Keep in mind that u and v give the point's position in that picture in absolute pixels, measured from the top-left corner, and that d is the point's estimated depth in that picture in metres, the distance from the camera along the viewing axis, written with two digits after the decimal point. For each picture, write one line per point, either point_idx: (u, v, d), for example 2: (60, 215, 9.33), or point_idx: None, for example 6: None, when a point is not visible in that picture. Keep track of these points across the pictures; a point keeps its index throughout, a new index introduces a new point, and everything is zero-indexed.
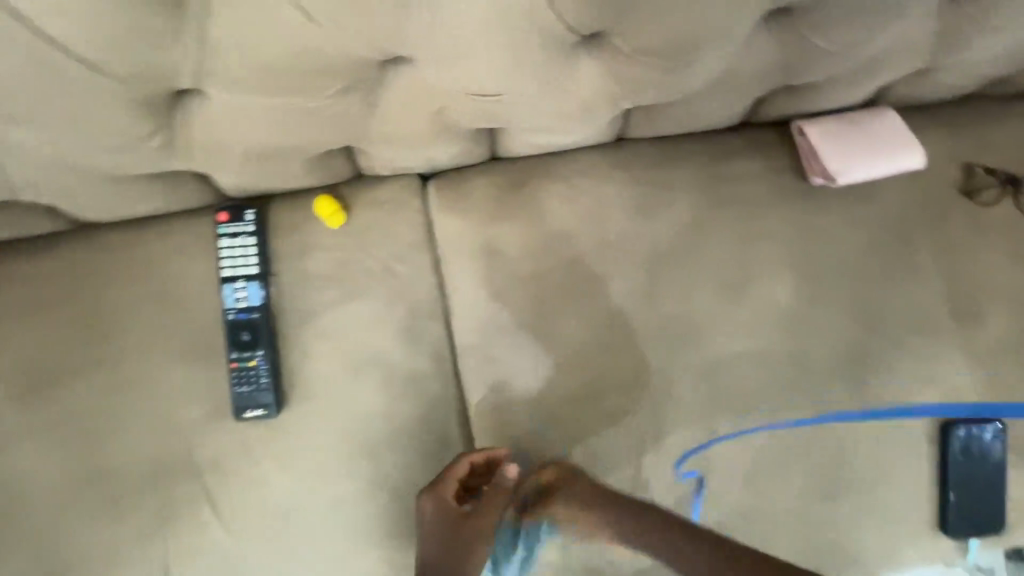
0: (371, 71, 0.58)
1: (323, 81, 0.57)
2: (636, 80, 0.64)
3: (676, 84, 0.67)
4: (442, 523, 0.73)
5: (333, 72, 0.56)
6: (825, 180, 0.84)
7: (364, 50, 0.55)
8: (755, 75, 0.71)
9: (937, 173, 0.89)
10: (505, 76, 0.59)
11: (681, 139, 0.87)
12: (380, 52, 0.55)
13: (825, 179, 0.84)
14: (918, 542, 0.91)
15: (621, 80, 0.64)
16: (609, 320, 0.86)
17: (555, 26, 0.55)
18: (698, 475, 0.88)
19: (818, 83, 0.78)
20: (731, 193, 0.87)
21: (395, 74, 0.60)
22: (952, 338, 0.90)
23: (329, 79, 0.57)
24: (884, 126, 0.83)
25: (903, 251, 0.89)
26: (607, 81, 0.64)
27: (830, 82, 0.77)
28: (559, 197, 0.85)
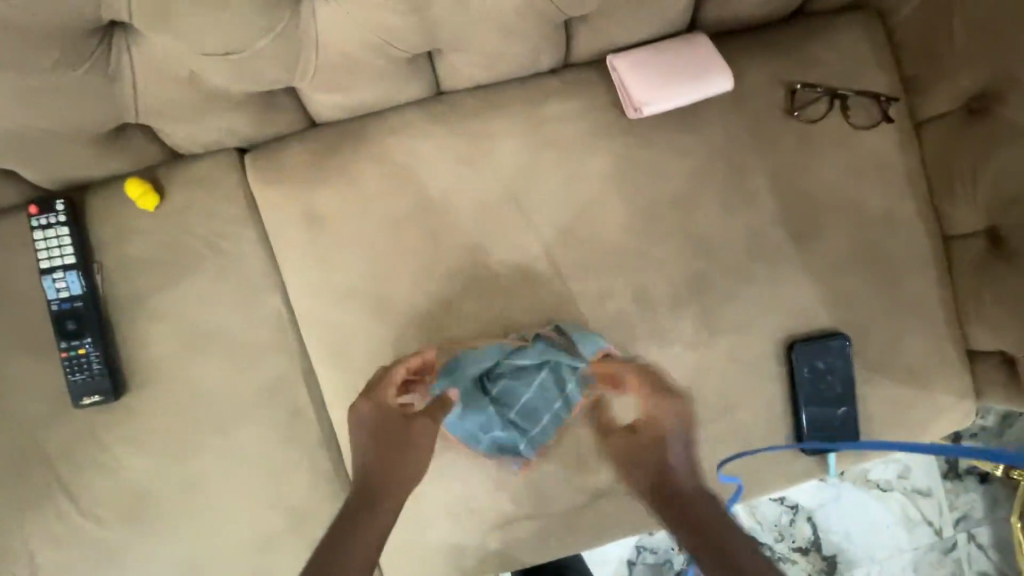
0: (93, 39, 0.60)
1: (43, 52, 0.59)
2: (380, 23, 0.65)
3: (431, 23, 0.68)
4: (376, 426, 0.72)
5: (50, 42, 0.58)
6: (636, 112, 0.84)
7: (70, 17, 0.57)
8: (521, 9, 0.71)
9: (759, 95, 0.88)
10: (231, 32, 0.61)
11: (500, 85, 0.87)
12: (91, 17, 0.58)
13: (637, 112, 0.84)
14: (780, 463, 0.92)
15: (364, 24, 0.65)
16: (446, 274, 0.87)
17: None
18: (739, 483, 0.91)
19: (606, 13, 0.77)
20: (555, 136, 0.87)
21: (127, 42, 0.63)
22: (794, 258, 0.90)
23: (48, 50, 0.59)
24: (690, 51, 0.82)
25: (732, 177, 0.89)
26: (350, 26, 0.65)
27: (616, 11, 0.77)
28: (378, 158, 0.85)
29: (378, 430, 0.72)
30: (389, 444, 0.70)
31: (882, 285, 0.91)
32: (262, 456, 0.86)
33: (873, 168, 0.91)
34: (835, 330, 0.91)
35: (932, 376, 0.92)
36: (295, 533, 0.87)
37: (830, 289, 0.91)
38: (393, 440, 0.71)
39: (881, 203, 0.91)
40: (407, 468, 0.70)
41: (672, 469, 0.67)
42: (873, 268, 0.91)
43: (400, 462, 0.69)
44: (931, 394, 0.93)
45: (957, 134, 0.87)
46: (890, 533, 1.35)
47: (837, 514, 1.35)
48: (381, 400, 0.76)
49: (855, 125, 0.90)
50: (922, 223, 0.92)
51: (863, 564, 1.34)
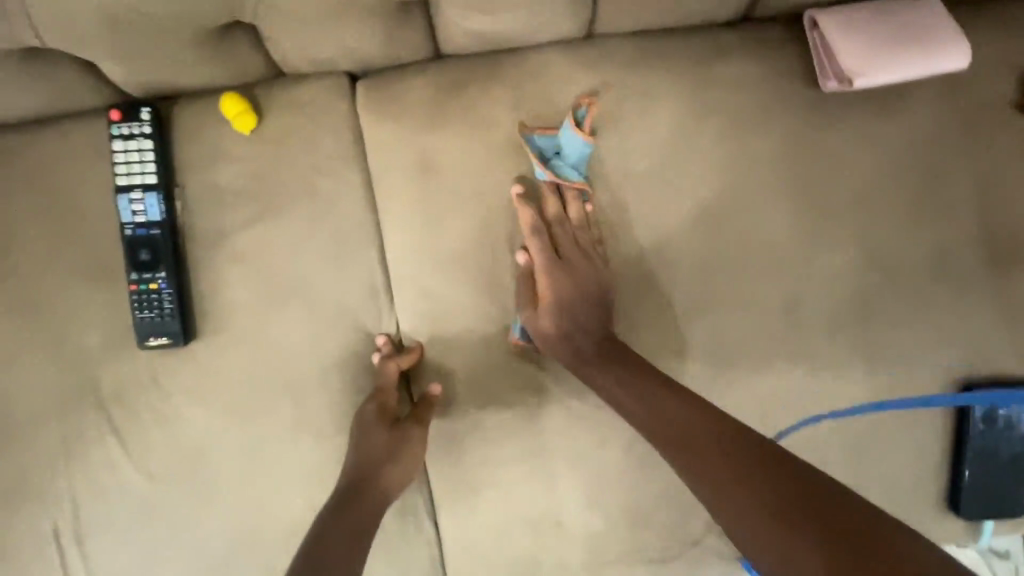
0: None
1: None
2: None
3: None
4: (369, 435, 0.72)
5: None
6: (838, 83, 0.68)
7: None
8: None
9: (979, 81, 0.72)
10: None
11: (663, 33, 0.72)
12: None
13: (839, 83, 0.68)
14: (921, 522, 0.78)
15: None
16: (567, 250, 0.74)
17: None
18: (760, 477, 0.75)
19: None
20: (721, 102, 0.72)
21: None
22: (985, 286, 0.75)
23: None
24: (924, 17, 0.66)
25: (927, 178, 0.73)
26: None
27: None
28: (508, 103, 0.72)
29: (369, 440, 0.71)
30: (378, 457, 0.70)
31: None
32: (333, 430, 0.76)
33: None
34: (1022, 378, 0.75)
35: None
36: None
37: (1023, 327, 0.75)
38: (377, 453, 0.70)
39: None
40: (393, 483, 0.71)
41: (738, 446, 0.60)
42: None
43: (386, 475, 0.70)
44: None
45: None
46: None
47: None
48: (383, 408, 0.73)
49: None
50: None
51: None
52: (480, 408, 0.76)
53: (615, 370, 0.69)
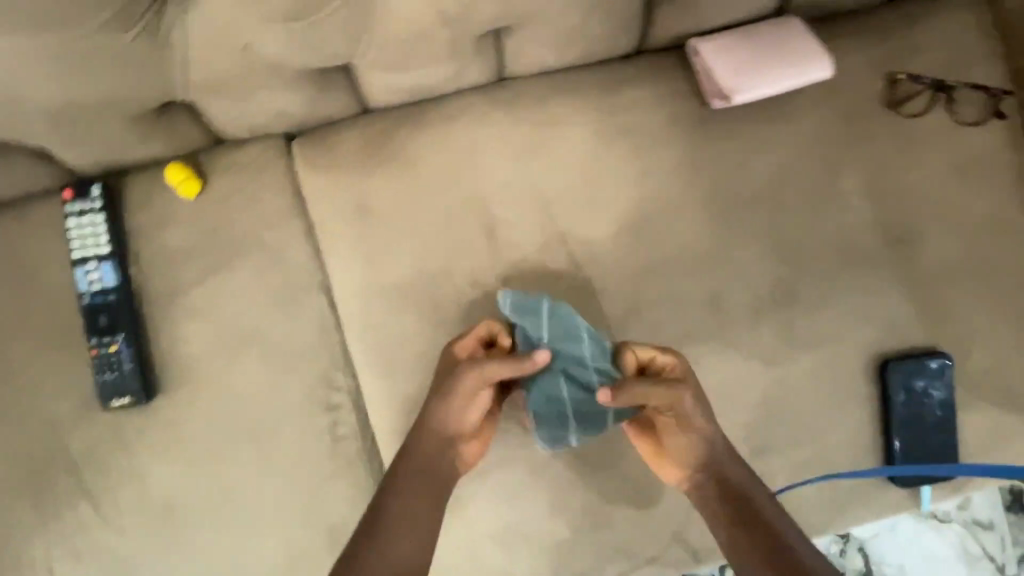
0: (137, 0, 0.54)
1: None
2: None
3: None
4: (437, 373, 0.75)
5: None
6: (722, 100, 0.76)
7: None
8: None
9: (854, 86, 0.80)
10: None
11: (568, 71, 0.80)
12: None
13: (722, 100, 0.76)
14: (865, 496, 0.83)
15: None
16: (503, 274, 0.79)
17: None
18: None
19: None
20: (627, 127, 0.79)
21: (178, 9, 0.57)
22: (888, 269, 0.81)
23: None
24: (786, 35, 0.75)
25: (822, 175, 0.80)
26: None
27: None
28: (434, 147, 0.78)
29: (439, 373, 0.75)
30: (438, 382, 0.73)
31: (987, 302, 0.82)
32: (298, 469, 0.79)
33: (980, 171, 0.81)
34: (934, 348, 0.82)
35: None
36: (331, 554, 0.79)
37: (928, 303, 0.82)
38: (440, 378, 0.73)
39: (988, 210, 0.81)
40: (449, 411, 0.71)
41: (751, 494, 0.69)
42: (977, 282, 0.82)
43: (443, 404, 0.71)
44: None
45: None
46: (944, 567, 1.24)
47: (893, 544, 1.24)
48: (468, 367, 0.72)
49: (961, 121, 0.81)
50: None
51: None
52: None
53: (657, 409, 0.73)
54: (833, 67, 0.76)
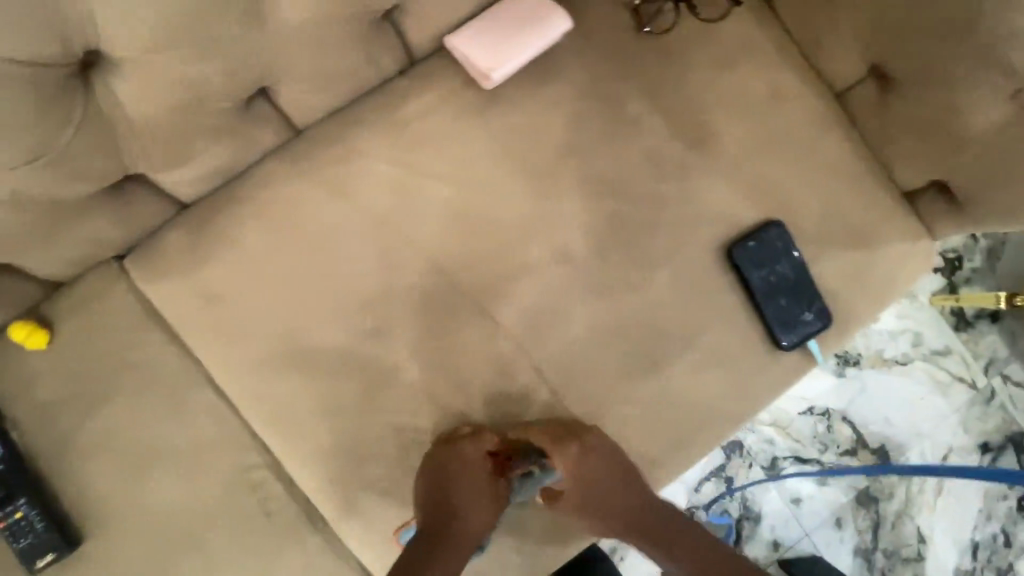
0: None
1: None
2: (180, 79, 0.65)
3: (236, 58, 0.67)
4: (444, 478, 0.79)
5: None
6: (488, 77, 0.82)
7: None
8: (323, 21, 0.69)
9: (605, 24, 0.87)
10: (28, 135, 0.61)
11: (351, 105, 0.85)
12: None
13: (488, 77, 0.82)
14: (764, 371, 0.89)
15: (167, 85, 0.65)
16: (363, 304, 0.83)
17: (17, 73, 0.57)
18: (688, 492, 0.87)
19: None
20: (423, 133, 0.84)
21: None
22: (701, 167, 0.88)
23: None
24: (520, 8, 0.82)
25: (609, 110, 0.87)
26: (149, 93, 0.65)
27: None
28: (258, 215, 0.82)
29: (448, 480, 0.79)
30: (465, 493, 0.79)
31: (795, 161, 0.89)
32: (242, 555, 0.81)
33: (743, 53, 0.89)
34: (768, 221, 0.89)
35: (876, 230, 0.91)
36: None
37: (747, 183, 0.89)
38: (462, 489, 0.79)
39: (764, 84, 0.89)
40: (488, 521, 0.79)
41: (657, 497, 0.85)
42: (781, 149, 0.89)
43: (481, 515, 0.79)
44: (879, 251, 0.91)
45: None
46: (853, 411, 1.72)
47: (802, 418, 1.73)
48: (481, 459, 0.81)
49: (707, 19, 0.88)
50: (811, 87, 0.90)
51: (826, 430, 1.72)
52: (363, 467, 0.83)
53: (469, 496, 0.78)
54: (569, 19, 0.83)
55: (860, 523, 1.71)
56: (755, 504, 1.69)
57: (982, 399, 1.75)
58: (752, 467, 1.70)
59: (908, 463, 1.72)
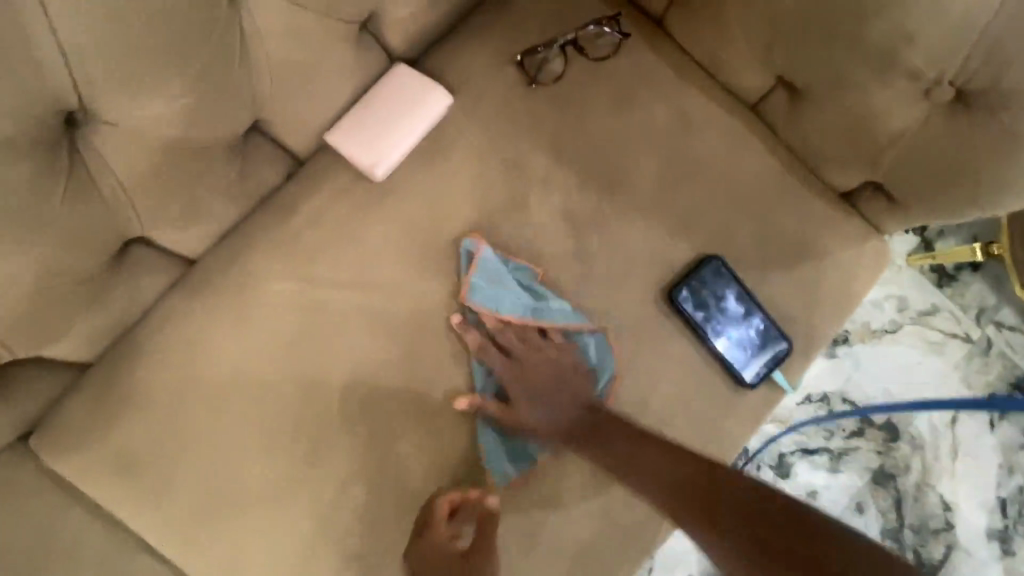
0: None
1: None
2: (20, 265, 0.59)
3: (81, 222, 0.61)
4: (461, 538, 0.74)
5: None
6: (375, 169, 0.78)
7: None
8: (172, 162, 0.64)
9: (491, 85, 0.82)
10: None
11: (241, 223, 0.79)
12: None
13: (375, 169, 0.78)
14: (732, 411, 0.84)
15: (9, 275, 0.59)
16: (292, 432, 0.77)
17: None
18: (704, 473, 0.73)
19: (279, 108, 0.72)
20: (322, 239, 0.79)
21: None
22: (623, 214, 0.83)
23: None
24: (392, 89, 0.78)
25: (514, 175, 0.82)
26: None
27: (287, 102, 0.71)
28: (161, 360, 0.76)
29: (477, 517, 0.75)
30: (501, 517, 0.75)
31: (719, 187, 0.84)
32: None
33: (642, 85, 0.84)
34: (707, 254, 0.83)
35: (818, 241, 0.86)
36: None
37: (674, 220, 0.83)
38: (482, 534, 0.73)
39: (672, 113, 0.84)
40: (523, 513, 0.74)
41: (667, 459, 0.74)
42: (702, 177, 0.84)
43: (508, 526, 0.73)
44: (826, 262, 0.86)
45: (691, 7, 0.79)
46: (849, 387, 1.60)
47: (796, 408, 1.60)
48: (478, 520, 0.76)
49: (597, 59, 0.83)
50: (720, 107, 0.84)
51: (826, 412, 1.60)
52: None
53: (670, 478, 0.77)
54: (445, 92, 0.79)
55: (884, 504, 1.56)
56: None
57: (982, 351, 1.62)
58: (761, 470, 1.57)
59: (918, 431, 1.58)
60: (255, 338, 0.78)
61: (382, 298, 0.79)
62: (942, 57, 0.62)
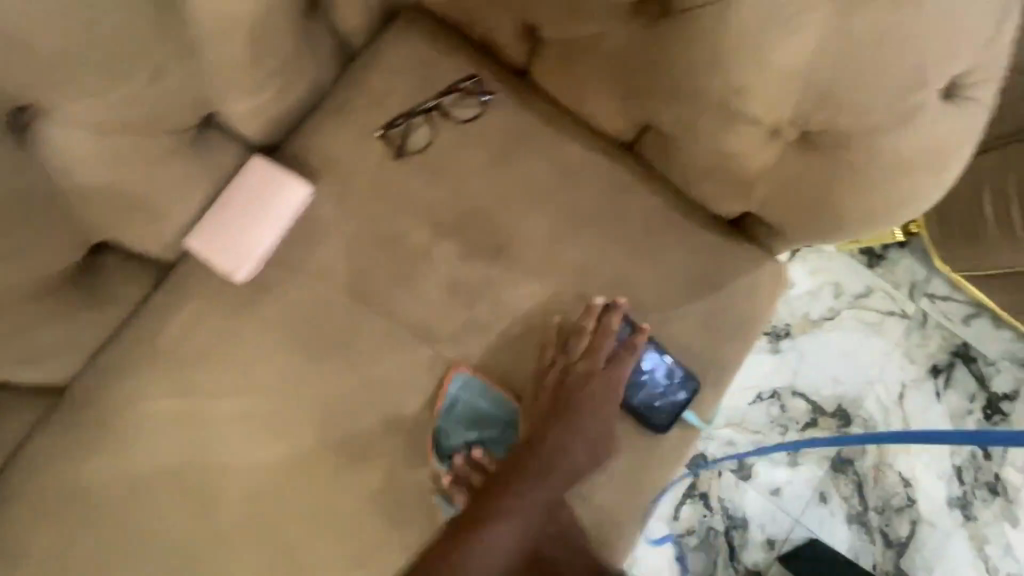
0: None
1: None
2: None
3: None
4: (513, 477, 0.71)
5: None
6: (239, 274, 0.75)
7: None
8: None
9: (355, 163, 0.79)
10: None
11: (107, 342, 0.76)
12: None
13: (240, 273, 0.75)
14: (648, 458, 0.83)
15: None
16: (182, 559, 0.73)
17: None
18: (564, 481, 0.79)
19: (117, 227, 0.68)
20: (195, 347, 0.75)
21: None
22: (508, 277, 0.81)
23: None
24: (251, 190, 0.74)
25: (391, 252, 0.79)
26: None
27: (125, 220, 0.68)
28: (32, 501, 0.72)
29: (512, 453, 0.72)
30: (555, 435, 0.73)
31: (606, 235, 0.83)
32: None
33: (513, 142, 0.82)
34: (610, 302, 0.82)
35: (713, 274, 0.85)
36: None
37: (564, 275, 0.82)
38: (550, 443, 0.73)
39: (548, 167, 0.82)
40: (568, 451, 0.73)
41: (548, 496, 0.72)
42: (586, 227, 0.82)
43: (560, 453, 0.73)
44: (725, 293, 0.85)
45: (541, 64, 0.76)
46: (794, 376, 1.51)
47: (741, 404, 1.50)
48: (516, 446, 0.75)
49: (462, 122, 0.81)
50: (596, 153, 0.83)
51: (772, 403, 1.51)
52: None
53: (540, 508, 0.72)
54: (309, 184, 0.76)
55: (848, 491, 1.44)
56: (734, 510, 1.44)
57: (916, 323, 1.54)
58: (722, 476, 1.45)
59: (870, 415, 1.49)
60: (130, 462, 0.73)
61: (265, 399, 0.76)
62: (775, 104, 0.59)
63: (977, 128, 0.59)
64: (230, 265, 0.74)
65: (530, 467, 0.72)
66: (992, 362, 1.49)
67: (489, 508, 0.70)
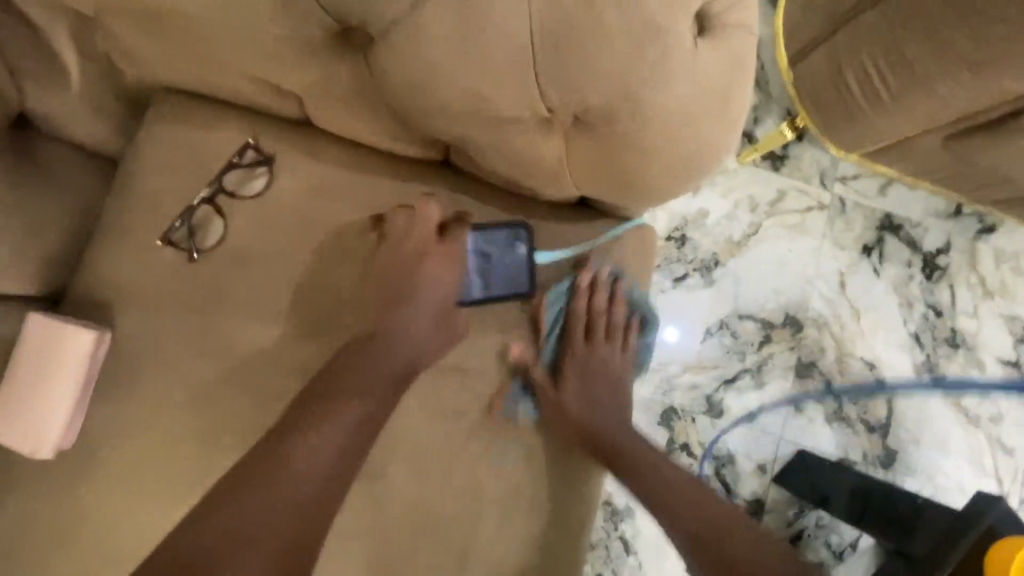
0: None
1: None
2: None
3: None
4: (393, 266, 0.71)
5: None
6: (45, 448, 0.66)
7: None
8: None
9: (150, 282, 0.71)
10: None
11: None
12: None
13: (45, 447, 0.66)
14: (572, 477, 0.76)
15: None
16: None
17: None
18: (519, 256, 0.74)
19: None
20: (49, 531, 0.69)
21: None
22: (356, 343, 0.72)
23: None
24: (30, 354, 0.66)
25: (222, 362, 0.71)
26: None
27: None
28: None
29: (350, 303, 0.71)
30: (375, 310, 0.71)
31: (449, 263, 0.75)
32: None
33: (314, 200, 0.73)
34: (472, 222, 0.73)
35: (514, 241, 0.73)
36: None
37: None
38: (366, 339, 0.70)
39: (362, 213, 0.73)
40: (378, 362, 0.69)
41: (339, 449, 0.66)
42: None
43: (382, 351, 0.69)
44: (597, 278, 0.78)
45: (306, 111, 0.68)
46: (738, 298, 1.27)
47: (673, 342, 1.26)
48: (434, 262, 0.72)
49: (250, 196, 0.72)
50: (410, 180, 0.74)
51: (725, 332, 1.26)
52: None
53: (292, 483, 0.64)
54: (93, 329, 0.67)
55: (819, 393, 1.25)
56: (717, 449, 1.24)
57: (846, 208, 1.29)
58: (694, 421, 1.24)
59: (816, 313, 1.27)
60: None
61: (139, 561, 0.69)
62: (527, 99, 0.53)
63: (747, 55, 0.55)
64: (29, 442, 0.66)
65: (335, 396, 0.67)
66: (918, 222, 1.28)
67: (241, 474, 0.64)
